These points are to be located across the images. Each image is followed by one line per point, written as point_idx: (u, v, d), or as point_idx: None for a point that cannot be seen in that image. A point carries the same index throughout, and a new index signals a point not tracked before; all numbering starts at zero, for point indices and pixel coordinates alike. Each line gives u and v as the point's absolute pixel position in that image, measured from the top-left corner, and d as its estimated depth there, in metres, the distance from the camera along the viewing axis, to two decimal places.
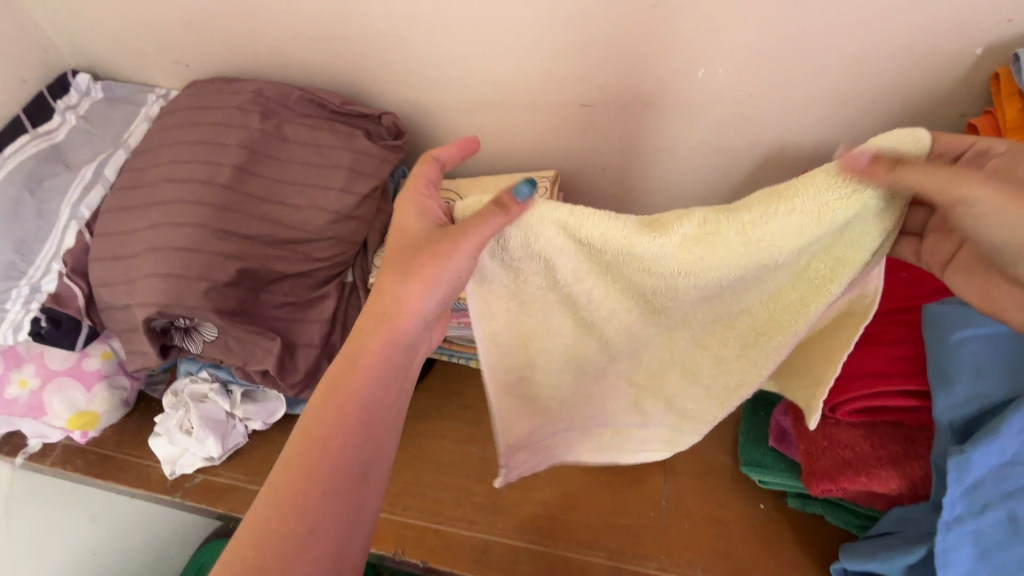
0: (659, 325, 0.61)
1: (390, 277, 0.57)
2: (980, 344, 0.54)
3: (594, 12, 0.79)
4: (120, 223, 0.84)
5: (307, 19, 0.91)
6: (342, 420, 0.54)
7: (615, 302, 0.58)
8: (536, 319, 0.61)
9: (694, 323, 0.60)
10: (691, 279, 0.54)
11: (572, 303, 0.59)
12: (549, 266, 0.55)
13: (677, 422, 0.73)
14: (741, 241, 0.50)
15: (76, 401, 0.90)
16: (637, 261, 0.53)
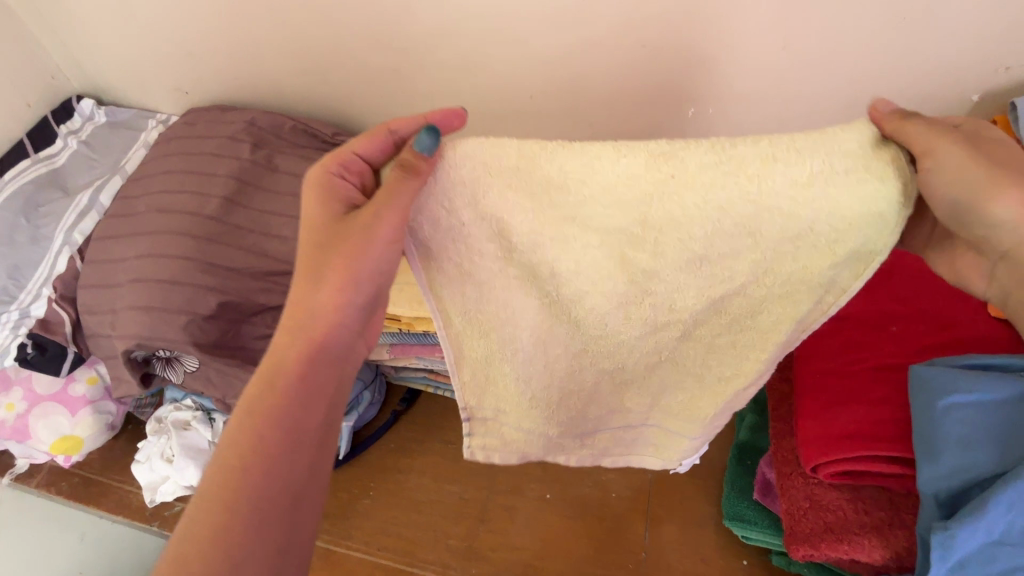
0: (638, 303, 0.52)
1: (303, 284, 0.49)
2: (969, 412, 0.51)
3: (582, 51, 0.78)
4: (108, 251, 0.85)
5: (303, 50, 0.91)
6: (259, 445, 0.47)
7: (581, 273, 0.49)
8: (495, 300, 0.54)
9: (685, 301, 0.51)
10: (664, 229, 0.45)
11: (527, 272, 0.51)
12: (501, 220, 0.47)
13: (665, 421, 0.66)
14: (714, 189, 0.42)
15: (60, 425, 0.91)
16: (589, 207, 0.45)
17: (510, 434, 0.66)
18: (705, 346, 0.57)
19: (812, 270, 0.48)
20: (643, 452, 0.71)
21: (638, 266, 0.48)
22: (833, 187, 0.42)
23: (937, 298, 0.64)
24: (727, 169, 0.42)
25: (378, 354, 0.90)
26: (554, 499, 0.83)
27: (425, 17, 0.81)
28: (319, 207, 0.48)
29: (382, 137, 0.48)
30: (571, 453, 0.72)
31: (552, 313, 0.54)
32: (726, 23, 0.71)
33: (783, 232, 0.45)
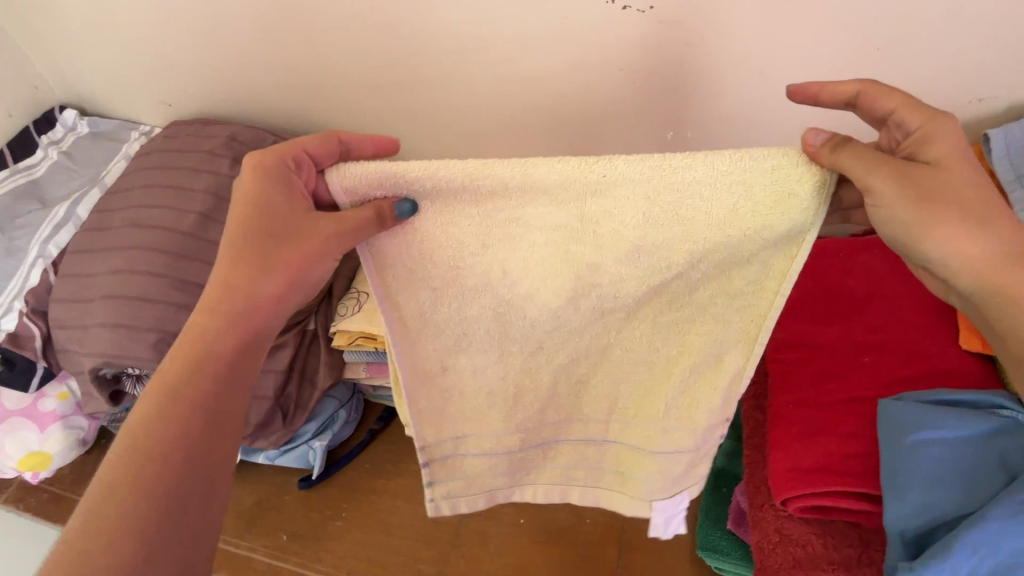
0: (586, 295, 0.52)
1: (234, 270, 0.49)
2: (935, 449, 0.51)
3: (563, 74, 0.77)
4: (81, 265, 0.84)
5: (284, 65, 0.90)
6: (164, 432, 0.46)
7: (529, 270, 0.51)
8: (448, 306, 0.54)
9: (629, 290, 0.51)
10: (599, 218, 0.47)
11: (480, 282, 0.52)
12: (451, 225, 0.49)
13: (624, 432, 0.62)
14: (636, 179, 0.44)
15: (28, 441, 0.89)
16: (529, 208, 0.47)
17: (477, 464, 0.64)
18: (647, 329, 0.55)
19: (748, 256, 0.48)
20: (611, 483, 0.67)
21: (586, 261, 0.49)
22: (749, 180, 0.43)
23: (909, 328, 0.64)
24: (650, 163, 0.43)
25: (354, 372, 0.89)
26: (527, 524, 0.82)
27: (405, 37, 0.79)
28: (277, 200, 0.49)
29: (332, 142, 0.52)
30: (534, 484, 0.69)
31: (501, 321, 0.55)
32: (707, 48, 0.70)
33: (708, 224, 0.46)
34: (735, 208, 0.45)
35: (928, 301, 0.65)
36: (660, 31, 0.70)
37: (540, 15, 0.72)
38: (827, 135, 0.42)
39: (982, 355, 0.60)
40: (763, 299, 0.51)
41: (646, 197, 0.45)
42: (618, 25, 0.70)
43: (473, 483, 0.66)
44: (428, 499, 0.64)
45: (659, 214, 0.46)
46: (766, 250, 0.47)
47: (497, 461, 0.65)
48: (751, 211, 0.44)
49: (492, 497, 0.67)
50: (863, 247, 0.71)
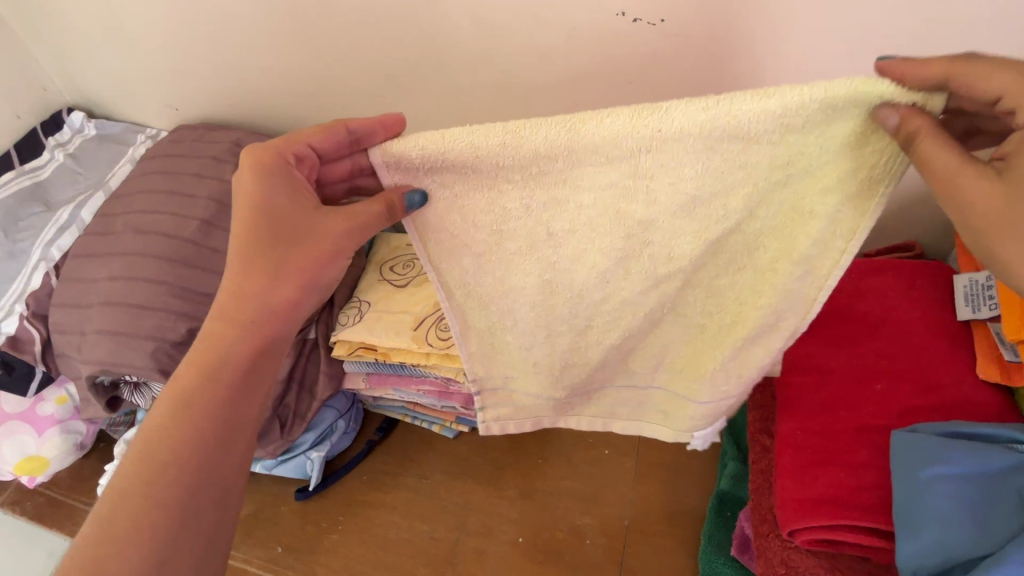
0: (637, 256, 0.49)
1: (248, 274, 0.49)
2: (951, 486, 0.49)
3: (574, 82, 0.75)
4: (82, 270, 0.83)
5: (290, 73, 0.89)
6: (174, 451, 0.45)
7: (578, 232, 0.49)
8: (491, 276, 0.54)
9: (682, 249, 0.48)
10: (654, 172, 0.44)
11: (526, 246, 0.51)
12: (495, 188, 0.47)
13: (671, 378, 0.59)
14: (700, 131, 0.41)
15: (25, 445, 0.89)
16: (580, 166, 0.44)
17: (523, 400, 0.64)
18: (703, 291, 0.52)
19: (811, 199, 0.44)
20: (653, 418, 0.64)
21: (637, 215, 0.46)
22: (830, 114, 0.39)
23: (922, 354, 0.62)
24: (717, 109, 0.40)
25: (354, 383, 0.88)
26: (526, 543, 0.81)
27: (413, 47, 0.78)
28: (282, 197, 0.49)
29: (337, 132, 0.51)
30: (579, 414, 0.66)
31: (552, 288, 0.53)
32: (719, 66, 0.68)
33: (773, 165, 0.42)
34: (806, 149, 0.41)
35: (942, 329, 0.63)
36: (671, 46, 0.68)
37: (549, 26, 0.70)
38: (901, 117, 0.38)
39: (999, 387, 0.58)
40: (826, 255, 0.47)
41: (712, 144, 0.41)
42: (631, 37, 0.68)
43: (521, 409, 0.65)
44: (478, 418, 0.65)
45: (727, 161, 0.42)
46: (833, 194, 0.44)
47: (542, 395, 0.64)
48: (823, 147, 0.41)
49: (540, 424, 0.67)
50: (871, 270, 0.70)
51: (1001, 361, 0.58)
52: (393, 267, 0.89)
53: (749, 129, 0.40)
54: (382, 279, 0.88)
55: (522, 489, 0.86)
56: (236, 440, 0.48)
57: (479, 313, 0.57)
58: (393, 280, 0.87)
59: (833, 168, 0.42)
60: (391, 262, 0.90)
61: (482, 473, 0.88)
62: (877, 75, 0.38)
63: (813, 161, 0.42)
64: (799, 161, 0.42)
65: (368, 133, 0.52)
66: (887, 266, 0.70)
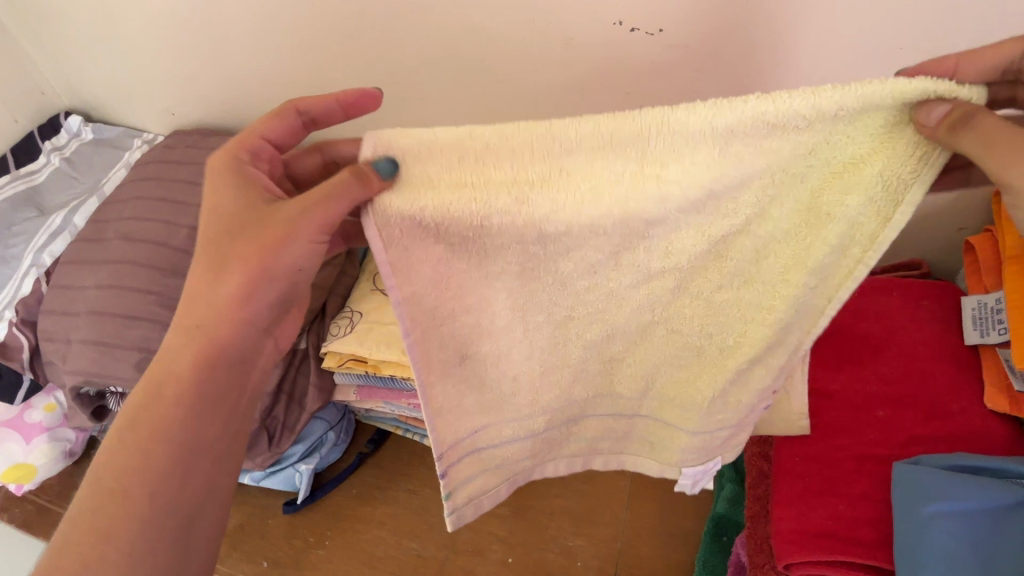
0: (632, 250, 0.42)
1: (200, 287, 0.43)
2: (954, 523, 0.46)
3: (570, 90, 0.73)
4: (71, 277, 0.83)
5: (285, 78, 0.88)
6: (122, 527, 0.39)
7: (575, 231, 0.41)
8: (464, 265, 0.44)
9: (685, 244, 0.42)
10: (664, 160, 0.38)
11: (510, 240, 0.42)
12: (478, 176, 0.39)
13: (663, 406, 0.54)
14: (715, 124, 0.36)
15: (13, 452, 0.89)
16: (576, 155, 0.38)
17: (497, 455, 0.56)
18: (702, 308, 0.47)
19: (830, 199, 0.40)
20: (641, 452, 0.60)
21: (642, 214, 0.40)
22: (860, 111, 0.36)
23: (929, 380, 0.60)
24: (746, 98, 0.35)
25: (345, 395, 0.86)
26: (515, 564, 0.79)
27: (407, 54, 0.77)
28: (229, 192, 0.44)
29: (288, 119, 0.49)
30: (556, 459, 0.61)
31: (528, 286, 0.45)
32: (721, 76, 0.66)
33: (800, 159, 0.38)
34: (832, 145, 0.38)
35: (949, 353, 0.61)
36: (672, 55, 0.66)
37: (545, 35, 0.68)
38: (950, 107, 0.35)
39: (1009, 418, 0.56)
40: (841, 263, 0.43)
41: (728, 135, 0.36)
42: (627, 48, 0.66)
43: (492, 475, 0.57)
44: (447, 509, 0.54)
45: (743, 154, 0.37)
46: (857, 194, 0.39)
47: (521, 444, 0.56)
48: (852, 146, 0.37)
49: (516, 484, 0.59)
50: (876, 290, 0.67)
51: (1010, 390, 0.56)
52: None
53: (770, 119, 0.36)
54: (374, 289, 0.86)
55: (514, 507, 0.84)
56: (200, 506, 0.42)
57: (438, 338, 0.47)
58: (386, 289, 0.85)
59: (864, 170, 0.38)
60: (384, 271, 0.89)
61: None
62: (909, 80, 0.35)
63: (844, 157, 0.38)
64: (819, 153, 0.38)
65: (325, 112, 0.50)
66: (892, 285, 0.68)
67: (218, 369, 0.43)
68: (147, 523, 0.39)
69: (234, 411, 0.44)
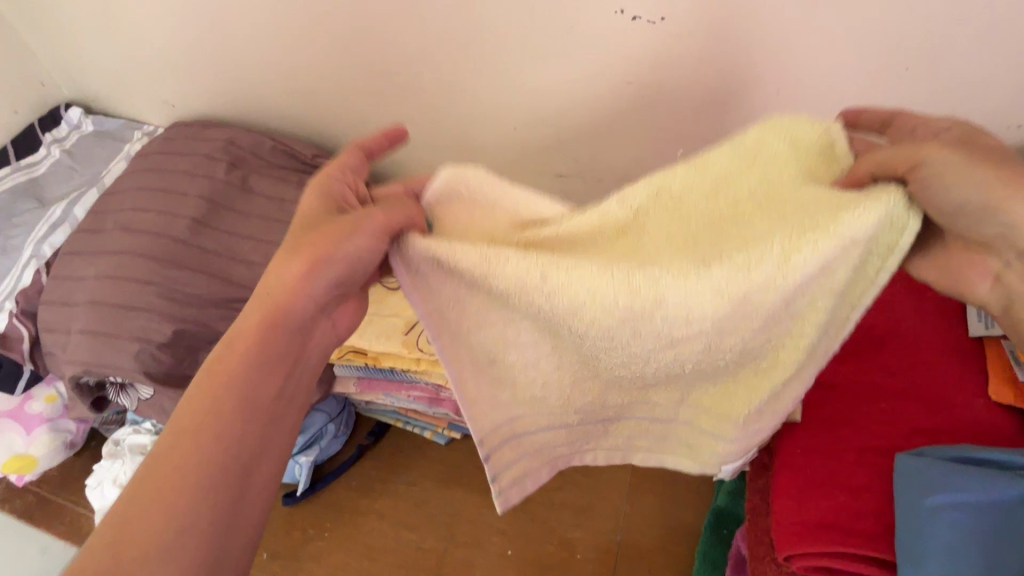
0: (649, 320, 0.41)
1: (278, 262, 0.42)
2: (957, 514, 0.46)
3: (569, 81, 0.72)
4: (71, 268, 0.82)
5: (283, 70, 0.88)
6: (183, 483, 0.36)
7: (587, 307, 0.41)
8: (491, 330, 0.46)
9: (702, 312, 0.40)
10: (633, 289, 0.40)
11: (531, 301, 0.41)
12: (493, 282, 0.41)
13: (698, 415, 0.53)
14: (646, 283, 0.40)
15: (13, 443, 0.89)
16: (555, 298, 0.41)
17: (536, 443, 0.54)
18: (731, 358, 0.45)
19: (797, 264, 0.39)
20: (675, 451, 0.57)
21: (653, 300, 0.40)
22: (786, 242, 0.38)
23: (932, 371, 0.59)
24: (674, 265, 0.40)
25: (344, 386, 0.86)
26: (514, 556, 0.79)
27: (405, 45, 0.76)
28: (316, 204, 0.45)
29: (355, 156, 0.49)
30: (593, 451, 0.57)
31: (548, 328, 0.44)
32: (722, 66, 0.65)
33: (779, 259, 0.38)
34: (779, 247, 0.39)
35: (952, 345, 0.60)
36: (672, 45, 0.65)
37: (543, 25, 0.68)
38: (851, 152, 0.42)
39: (1012, 409, 0.55)
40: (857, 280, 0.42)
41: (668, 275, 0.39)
42: (627, 38, 0.66)
43: (533, 457, 0.54)
44: (494, 493, 0.52)
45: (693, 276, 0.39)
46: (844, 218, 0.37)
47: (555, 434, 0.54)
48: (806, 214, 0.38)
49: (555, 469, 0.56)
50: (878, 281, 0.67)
51: (1014, 381, 0.55)
52: None
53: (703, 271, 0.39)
54: None
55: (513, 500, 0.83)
56: (257, 468, 0.39)
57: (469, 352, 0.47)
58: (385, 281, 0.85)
59: (827, 238, 0.38)
60: None
61: (473, 482, 0.87)
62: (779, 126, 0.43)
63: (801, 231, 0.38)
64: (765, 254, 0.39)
65: (379, 148, 0.51)
66: (894, 277, 0.67)
67: (285, 333, 0.42)
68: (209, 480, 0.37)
69: (284, 390, 0.42)
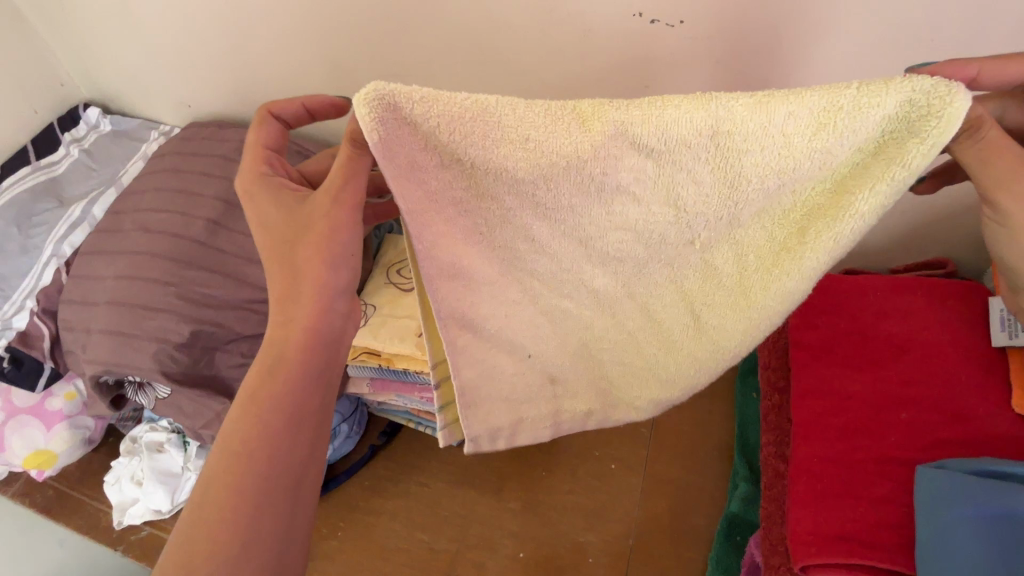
0: (621, 228, 0.40)
1: (284, 286, 0.43)
2: (982, 531, 0.45)
3: (588, 82, 0.71)
4: (91, 267, 0.84)
5: (299, 73, 0.88)
6: (244, 492, 0.40)
7: (553, 201, 0.38)
8: (486, 219, 0.41)
9: (676, 219, 0.39)
10: (583, 190, 0.37)
11: (511, 201, 0.39)
12: (483, 186, 0.38)
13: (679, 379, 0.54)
14: (615, 178, 0.36)
15: (35, 439, 0.91)
16: (524, 188, 0.38)
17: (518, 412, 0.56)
18: (703, 279, 0.44)
19: (749, 176, 0.35)
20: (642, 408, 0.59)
21: (601, 199, 0.38)
22: (721, 153, 0.34)
23: (950, 382, 0.58)
24: (645, 104, 0.33)
25: (358, 387, 0.87)
26: (526, 559, 0.79)
27: (420, 47, 0.75)
28: (270, 206, 0.44)
29: (271, 125, 0.48)
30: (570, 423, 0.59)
31: (567, 245, 0.42)
32: (742, 69, 0.64)
33: (773, 147, 0.33)
34: (740, 168, 0.35)
35: (974, 356, 0.59)
36: (690, 47, 0.64)
37: (558, 27, 0.66)
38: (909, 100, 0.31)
39: None
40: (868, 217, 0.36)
41: (625, 193, 0.38)
42: (642, 39, 0.65)
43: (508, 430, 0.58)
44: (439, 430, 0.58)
45: (659, 177, 0.36)
46: (785, 154, 0.34)
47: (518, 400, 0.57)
48: (763, 144, 0.33)
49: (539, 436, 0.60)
50: (897, 288, 0.66)
51: None
52: (400, 270, 0.87)
53: (680, 158, 0.35)
54: (388, 282, 0.85)
55: (524, 502, 0.84)
56: (307, 473, 0.43)
57: (445, 240, 0.42)
58: (399, 283, 0.85)
59: (775, 169, 0.35)
60: (397, 264, 0.88)
61: (485, 483, 0.87)
62: (759, 100, 0.32)
63: (814, 114, 0.32)
64: (711, 171, 0.35)
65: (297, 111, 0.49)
66: (917, 283, 0.66)
67: (322, 349, 0.45)
68: (275, 490, 0.41)
69: (310, 380, 0.44)
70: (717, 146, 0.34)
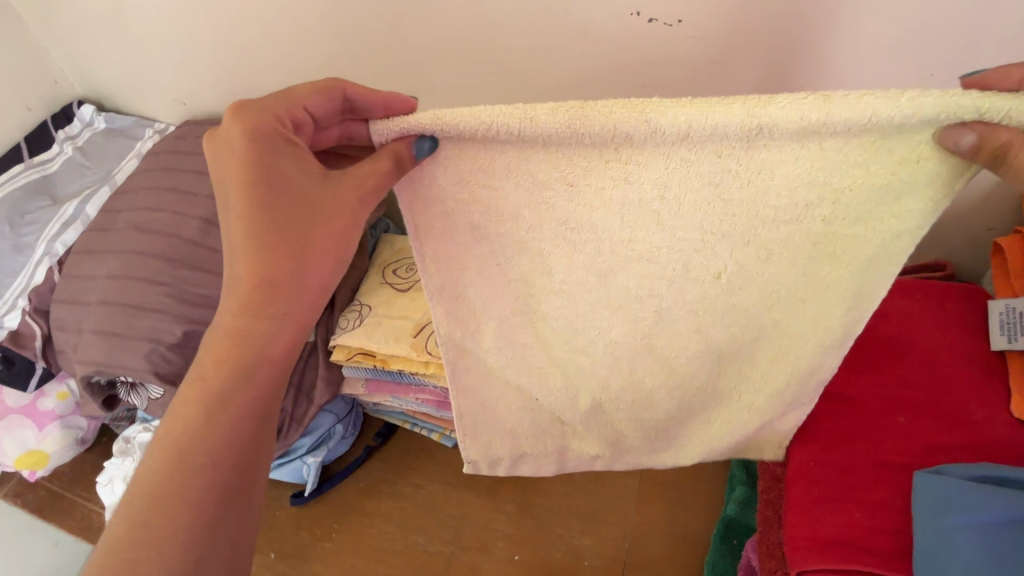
0: (634, 234, 0.42)
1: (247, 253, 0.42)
2: (978, 537, 0.45)
3: (590, 79, 0.69)
4: (83, 266, 0.83)
5: (294, 69, 0.86)
6: (187, 479, 0.41)
7: (575, 201, 0.42)
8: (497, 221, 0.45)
9: (698, 231, 0.41)
10: (605, 189, 0.41)
11: (534, 205, 0.43)
12: (503, 185, 0.43)
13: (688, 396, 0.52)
14: (645, 180, 0.39)
15: (26, 439, 0.90)
16: (552, 196, 0.42)
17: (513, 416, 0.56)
18: (728, 304, 0.45)
19: (781, 186, 0.38)
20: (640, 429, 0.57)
21: (624, 198, 0.41)
22: (753, 161, 0.37)
23: (951, 386, 0.58)
24: (683, 108, 0.35)
25: (352, 389, 0.85)
26: (522, 562, 0.78)
27: (415, 43, 0.74)
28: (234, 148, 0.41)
29: (334, 96, 0.46)
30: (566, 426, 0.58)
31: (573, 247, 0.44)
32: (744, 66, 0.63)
33: (805, 159, 0.36)
34: (773, 178, 0.37)
35: (974, 360, 0.59)
36: (692, 47, 0.62)
37: (558, 25, 0.65)
38: (969, 132, 0.33)
39: None
40: (895, 233, 0.38)
41: (655, 197, 0.40)
42: (644, 39, 0.63)
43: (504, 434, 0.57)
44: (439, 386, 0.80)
45: (691, 183, 0.39)
46: (817, 163, 0.36)
47: (511, 402, 0.57)
48: (797, 152, 0.36)
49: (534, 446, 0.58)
50: (899, 292, 0.66)
51: None
52: (396, 270, 0.86)
53: (713, 164, 0.37)
54: (383, 282, 0.85)
55: (519, 504, 0.83)
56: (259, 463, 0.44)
57: (446, 238, 0.47)
58: (394, 283, 0.84)
59: (807, 180, 0.37)
60: (393, 264, 0.87)
61: (480, 486, 0.86)
62: (799, 110, 0.34)
63: (851, 129, 0.34)
64: (744, 180, 0.38)
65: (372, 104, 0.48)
66: (917, 287, 0.66)
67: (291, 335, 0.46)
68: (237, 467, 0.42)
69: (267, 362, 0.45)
70: (750, 153, 0.36)
